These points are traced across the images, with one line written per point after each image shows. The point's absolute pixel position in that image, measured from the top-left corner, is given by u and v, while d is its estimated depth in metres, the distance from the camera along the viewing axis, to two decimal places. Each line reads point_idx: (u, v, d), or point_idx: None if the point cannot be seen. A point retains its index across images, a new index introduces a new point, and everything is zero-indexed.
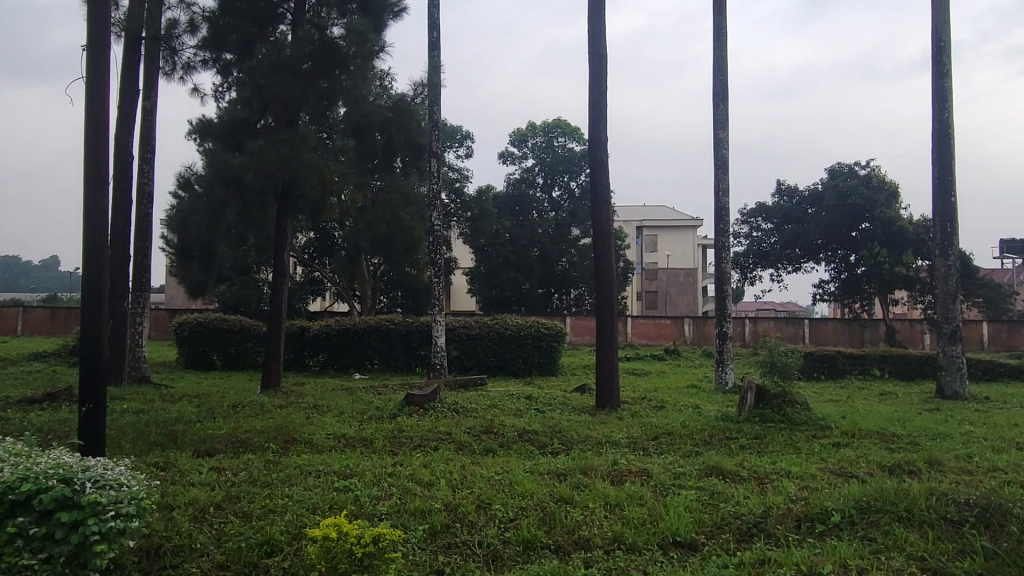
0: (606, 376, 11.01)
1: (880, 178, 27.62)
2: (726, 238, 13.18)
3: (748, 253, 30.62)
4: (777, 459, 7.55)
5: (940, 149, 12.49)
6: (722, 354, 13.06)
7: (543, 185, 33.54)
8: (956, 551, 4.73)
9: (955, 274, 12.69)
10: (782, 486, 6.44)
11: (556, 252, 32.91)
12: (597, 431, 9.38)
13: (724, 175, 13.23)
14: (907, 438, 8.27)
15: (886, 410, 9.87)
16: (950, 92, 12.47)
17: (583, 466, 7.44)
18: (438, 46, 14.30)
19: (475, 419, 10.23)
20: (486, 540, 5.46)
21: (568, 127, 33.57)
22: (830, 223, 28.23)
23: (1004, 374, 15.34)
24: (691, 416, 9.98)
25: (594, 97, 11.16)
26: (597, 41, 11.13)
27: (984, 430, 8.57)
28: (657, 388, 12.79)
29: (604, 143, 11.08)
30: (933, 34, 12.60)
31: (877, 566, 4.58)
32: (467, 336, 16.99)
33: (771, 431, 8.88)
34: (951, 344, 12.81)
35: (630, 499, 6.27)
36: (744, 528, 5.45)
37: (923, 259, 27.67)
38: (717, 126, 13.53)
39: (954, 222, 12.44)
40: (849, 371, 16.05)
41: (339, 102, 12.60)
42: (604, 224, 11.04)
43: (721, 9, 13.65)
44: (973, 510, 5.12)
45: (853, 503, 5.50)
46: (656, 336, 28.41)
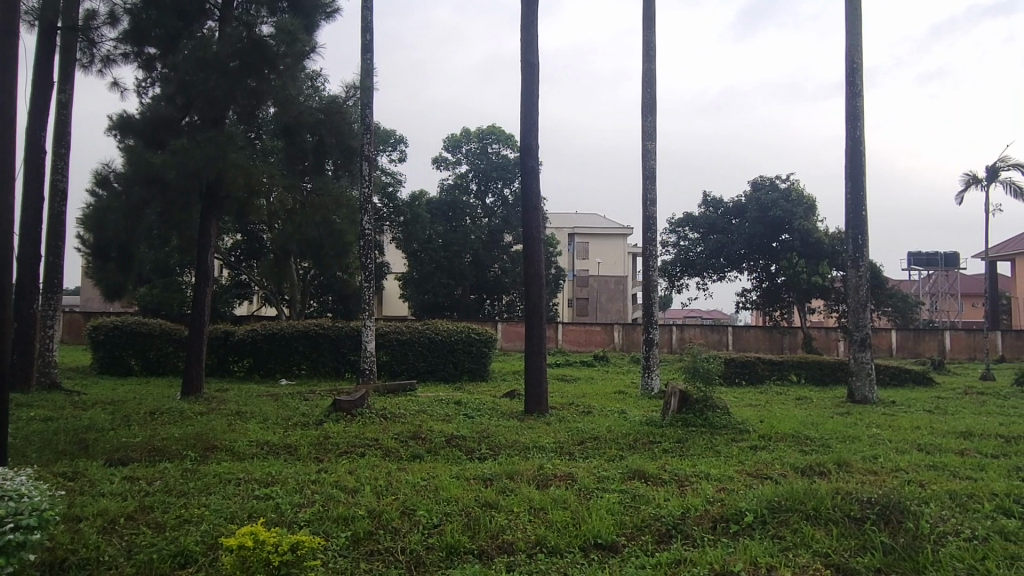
0: (534, 382, 11.10)
1: (798, 191, 28.88)
2: (653, 247, 13.49)
3: (675, 262, 31.41)
4: (697, 462, 7.79)
5: (853, 165, 13.13)
6: (649, 361, 13.35)
7: (477, 191, 33.58)
8: (858, 547, 4.95)
9: (865, 285, 13.31)
10: (701, 488, 6.65)
11: (488, 258, 33.14)
12: (525, 436, 9.45)
13: (652, 185, 13.56)
14: (820, 440, 8.66)
15: (800, 414, 10.29)
16: (862, 111, 13.13)
17: (510, 471, 7.49)
18: (371, 49, 14.18)
19: (404, 425, 10.15)
20: (409, 546, 5.42)
21: (501, 134, 33.72)
22: (752, 233, 29.28)
23: (909, 380, 16.17)
24: (617, 421, 10.18)
25: (525, 104, 11.28)
26: (529, 49, 11.25)
27: (888, 432, 9.03)
28: (585, 394, 12.97)
29: (535, 150, 11.21)
30: (847, 57, 13.25)
31: (785, 563, 4.77)
32: (398, 341, 16.87)
33: (692, 435, 9.14)
34: (861, 351, 13.42)
35: (555, 503, 6.34)
36: (663, 529, 5.60)
37: (837, 269, 29.00)
38: (645, 137, 13.84)
39: (864, 235, 13.07)
40: (768, 376, 16.67)
41: (268, 102, 12.30)
42: (534, 231, 11.16)
43: (650, 24, 14.01)
44: (875, 508, 5.35)
45: (766, 503, 5.72)
46: (587, 342, 28.82)
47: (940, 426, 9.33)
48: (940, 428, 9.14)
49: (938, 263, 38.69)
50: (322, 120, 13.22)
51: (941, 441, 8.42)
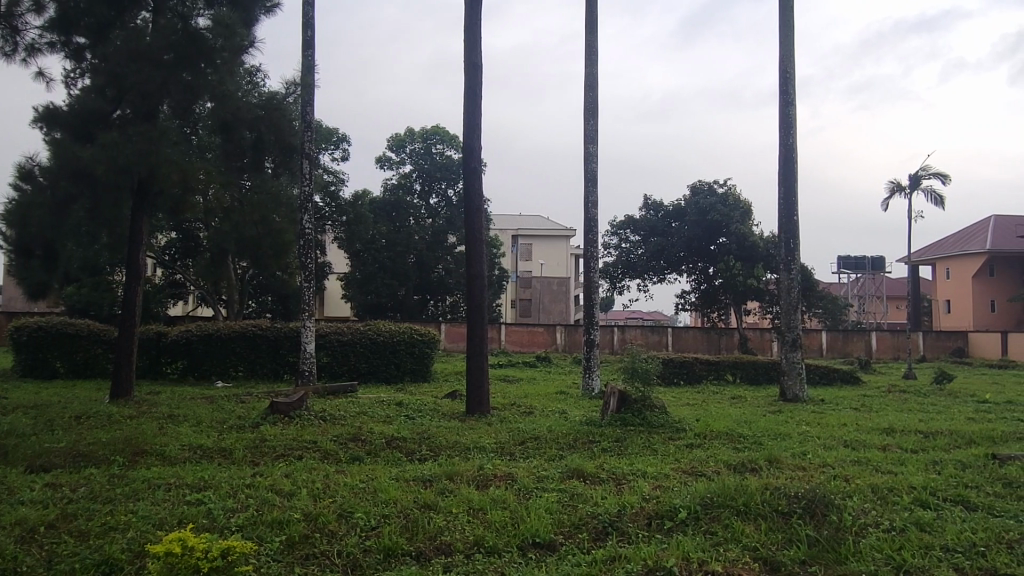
0: (476, 383, 11.10)
1: (735, 196, 29.70)
2: (594, 248, 13.64)
3: (617, 264, 31.88)
4: (635, 460, 7.92)
5: (785, 171, 13.57)
6: (589, 362, 13.50)
7: (421, 192, 33.37)
8: (784, 540, 5.12)
9: (795, 287, 13.77)
10: (637, 486, 6.76)
11: (433, 259, 32.90)
12: (465, 437, 9.43)
13: (594, 188, 13.72)
14: (751, 438, 8.92)
15: (734, 413, 10.56)
16: (794, 119, 13.59)
17: (450, 472, 7.48)
18: (312, 45, 13.95)
19: (343, 427, 10.02)
20: (345, 549, 5.34)
21: (446, 134, 33.59)
22: (691, 236, 29.95)
23: (837, 378, 16.79)
24: (558, 421, 10.26)
25: (468, 105, 11.29)
26: (473, 51, 11.26)
27: (816, 429, 9.36)
28: (527, 394, 13.03)
29: (478, 152, 11.22)
30: (781, 67, 13.70)
31: (716, 558, 4.89)
32: (339, 342, 16.63)
33: (631, 434, 9.30)
34: (792, 352, 13.87)
35: (493, 503, 6.36)
36: (600, 527, 5.68)
37: (771, 272, 29.88)
38: (587, 140, 14.02)
39: (796, 239, 13.52)
40: (704, 376, 17.07)
41: (204, 97, 12.00)
42: (476, 232, 11.16)
43: (592, 29, 14.20)
44: (801, 502, 5.54)
45: (698, 500, 5.86)
46: (529, 343, 28.98)
47: (865, 423, 9.73)
48: (864, 425, 9.52)
49: (866, 266, 40.28)
50: (261, 116, 12.94)
51: (864, 437, 8.76)
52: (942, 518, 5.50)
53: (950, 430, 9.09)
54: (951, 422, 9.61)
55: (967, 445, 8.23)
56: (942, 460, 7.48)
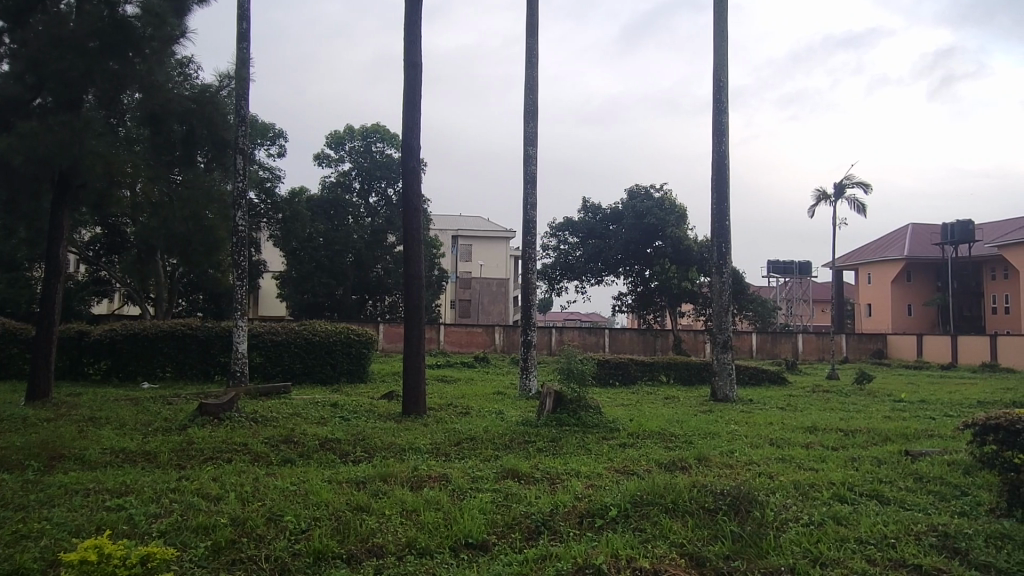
0: (413, 383, 11.03)
1: (671, 201, 30.39)
2: (533, 250, 13.73)
3: (555, 265, 32.16)
4: (570, 460, 8.01)
5: (718, 177, 13.96)
6: (526, 362, 13.57)
7: (360, 190, 32.92)
8: (710, 536, 5.26)
9: (727, 290, 14.15)
10: (570, 485, 6.84)
11: (371, 259, 32.49)
12: (401, 438, 9.36)
13: (533, 190, 13.81)
14: (682, 437, 9.12)
15: (666, 413, 10.79)
16: (727, 127, 13.97)
17: (383, 473, 7.40)
18: (247, 37, 13.62)
19: (274, 429, 9.80)
20: (273, 553, 5.22)
21: (386, 133, 33.28)
22: (628, 239, 30.47)
23: (765, 379, 17.33)
24: (495, 421, 10.28)
25: (408, 105, 11.20)
26: (412, 51, 11.19)
27: (743, 428, 9.65)
28: (464, 395, 13.01)
29: (417, 151, 11.16)
30: (714, 75, 14.07)
31: (644, 554, 4.97)
32: (273, 342, 16.27)
33: (566, 433, 9.41)
34: (723, 353, 14.24)
35: (427, 504, 6.33)
36: (533, 526, 5.72)
37: (704, 275, 30.66)
38: (527, 142, 14.10)
39: (727, 243, 13.89)
40: (639, 377, 17.38)
41: (132, 87, 11.52)
42: (414, 232, 11.10)
43: (533, 31, 14.30)
44: (727, 499, 5.68)
45: (629, 498, 5.98)
46: (468, 343, 28.95)
47: (790, 421, 10.07)
48: (790, 424, 9.86)
49: (794, 271, 41.70)
50: (192, 109, 12.54)
51: (789, 435, 9.08)
52: (857, 511, 5.76)
53: (867, 427, 9.52)
54: (869, 420, 10.06)
55: (883, 442, 8.62)
56: (859, 457, 7.82)
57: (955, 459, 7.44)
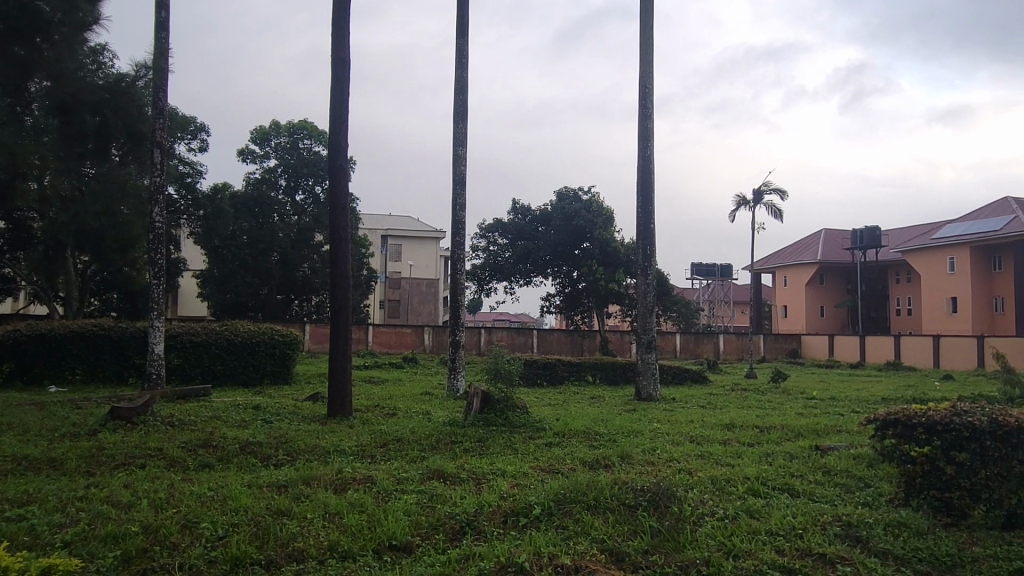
0: (338, 385, 10.85)
1: (598, 203, 30.93)
2: (461, 249, 13.72)
3: (485, 266, 32.17)
4: (496, 460, 8.05)
5: (643, 181, 14.28)
6: (454, 362, 13.56)
7: (286, 187, 32.12)
8: (630, 532, 5.38)
9: (651, 291, 14.48)
10: (496, 485, 6.88)
11: (298, 258, 31.78)
12: (326, 440, 9.22)
13: (462, 190, 13.80)
14: (607, 436, 9.29)
15: (592, 412, 10.97)
16: (652, 133, 14.31)
17: (307, 476, 7.27)
18: (166, 26, 13.12)
19: (192, 433, 9.44)
20: (189, 561, 5.06)
21: (313, 129, 32.65)
22: (557, 241, 30.81)
23: (686, 378, 17.85)
24: (422, 422, 10.22)
25: (335, 102, 11.03)
26: (340, 47, 11.02)
27: (665, 426, 9.91)
28: (391, 396, 12.90)
29: (345, 150, 11.01)
30: (640, 82, 14.39)
31: (566, 551, 5.04)
32: (192, 343, 15.72)
33: (493, 433, 9.45)
34: (647, 352, 14.56)
35: (351, 507, 6.25)
36: (457, 527, 5.73)
37: (630, 277, 31.31)
38: (457, 143, 14.08)
39: (652, 245, 14.21)
40: (566, 376, 17.61)
41: (38, 76, 10.48)
42: (341, 232, 10.93)
43: (464, 32, 14.31)
44: (647, 495, 5.84)
45: (553, 496, 6.06)
46: (397, 344, 28.70)
47: (710, 419, 10.41)
48: (710, 421, 10.18)
49: (716, 274, 43.05)
50: (106, 99, 11.92)
51: (708, 432, 9.39)
52: (769, 505, 6.00)
53: (781, 424, 9.93)
54: (783, 417, 10.49)
55: (796, 438, 9.01)
56: (774, 452, 8.16)
57: (859, 453, 7.87)
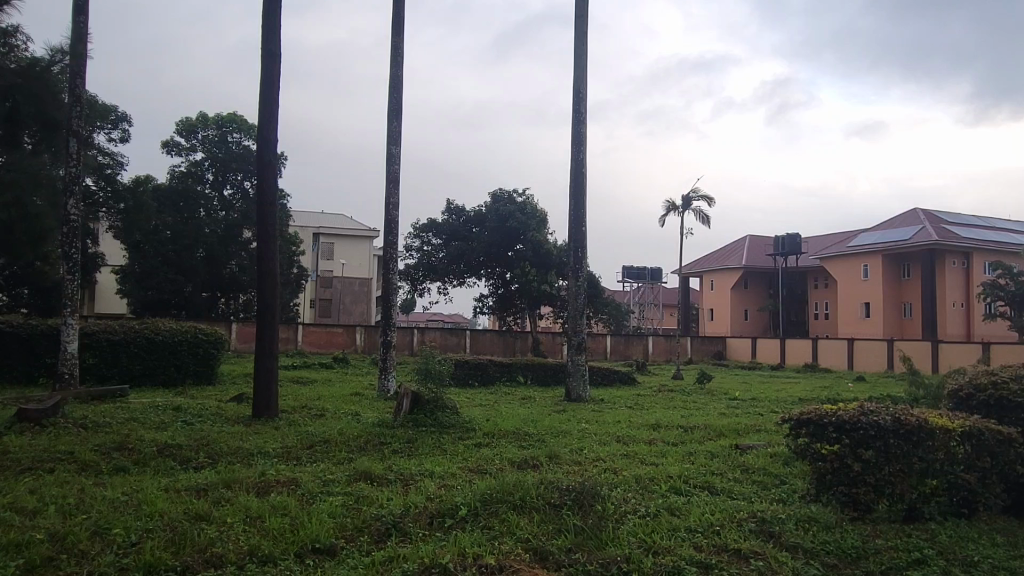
0: (264, 385, 10.58)
1: (532, 205, 31.16)
2: (394, 250, 13.60)
3: (418, 266, 31.94)
4: (424, 461, 8.01)
5: (575, 184, 14.47)
6: (385, 362, 13.43)
7: (213, 182, 31.10)
8: (553, 531, 5.44)
9: (582, 293, 14.66)
10: (424, 486, 6.86)
11: (224, 254, 30.84)
12: (250, 442, 8.99)
13: (396, 189, 13.69)
14: (536, 436, 9.39)
15: (522, 413, 11.06)
16: (585, 137, 14.52)
17: (228, 479, 7.07)
18: (84, 11, 12.55)
19: (107, 435, 9.05)
20: (98, 569, 4.85)
21: (243, 123, 31.80)
22: (490, 242, 30.89)
23: (616, 379, 18.16)
24: (350, 423, 10.09)
25: (266, 96, 10.77)
26: (271, 40, 10.77)
27: (592, 426, 10.08)
28: (320, 396, 12.68)
29: (274, 145, 10.76)
30: (574, 86, 14.57)
31: (490, 551, 5.05)
32: (109, 343, 15.03)
33: (422, 434, 9.40)
34: (577, 354, 14.73)
35: (273, 510, 6.12)
36: (382, 529, 5.67)
37: (562, 279, 31.70)
38: (391, 141, 13.95)
39: (583, 248, 14.39)
40: (497, 377, 17.68)
41: None
42: (269, 229, 10.68)
43: (399, 30, 14.20)
44: (571, 495, 5.92)
45: (479, 497, 6.08)
46: (327, 343, 28.21)
47: (637, 419, 10.65)
48: (637, 422, 10.40)
49: (646, 277, 44.02)
50: (17, 84, 11.25)
51: (635, 432, 9.59)
52: (689, 502, 6.18)
53: (704, 424, 10.23)
54: (706, 417, 10.82)
55: (717, 437, 9.30)
56: (696, 451, 8.41)
57: (776, 451, 8.19)
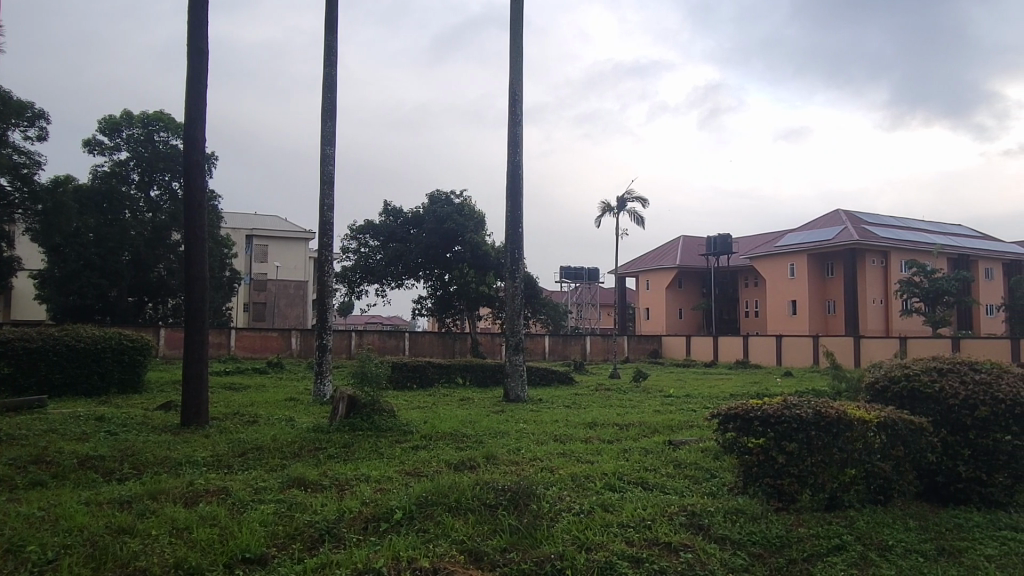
0: (193, 392, 10.27)
1: (470, 207, 31.17)
2: (329, 251, 13.38)
3: (355, 268, 31.52)
4: (360, 465, 7.91)
5: (512, 186, 14.54)
6: (321, 367, 13.22)
7: (139, 182, 29.98)
8: (489, 531, 5.45)
9: (519, 294, 14.74)
10: (359, 491, 6.77)
11: (152, 258, 29.77)
12: (178, 451, 8.72)
13: (330, 191, 13.47)
14: (474, 437, 9.39)
15: (460, 414, 11.04)
16: (521, 139, 14.60)
17: (154, 490, 6.82)
18: None
19: (23, 448, 8.61)
20: None
21: (170, 121, 30.79)
22: (429, 243, 30.76)
23: (554, 379, 18.32)
24: (284, 429, 9.89)
25: (193, 95, 10.46)
26: (198, 36, 10.47)
27: (530, 426, 10.14)
28: (253, 402, 12.38)
29: (201, 145, 10.45)
30: (510, 88, 14.65)
31: (425, 554, 5.03)
32: (26, 350, 14.27)
33: (359, 439, 9.27)
34: (515, 355, 14.79)
35: (201, 520, 5.94)
36: (315, 536, 5.58)
37: (500, 280, 31.82)
38: (325, 142, 13.73)
39: (521, 249, 14.47)
40: (436, 379, 17.60)
41: None
42: (197, 232, 10.36)
43: (332, 29, 13.99)
44: (506, 495, 5.95)
45: (414, 500, 6.04)
46: (262, 348, 27.58)
47: (574, 418, 10.77)
48: (574, 421, 10.52)
49: (583, 277, 44.58)
50: None
51: (571, 431, 9.70)
52: (623, 498, 6.28)
53: (639, 421, 10.41)
54: (640, 414, 11.02)
55: (652, 434, 9.49)
56: (630, 448, 8.56)
57: (707, 446, 8.41)
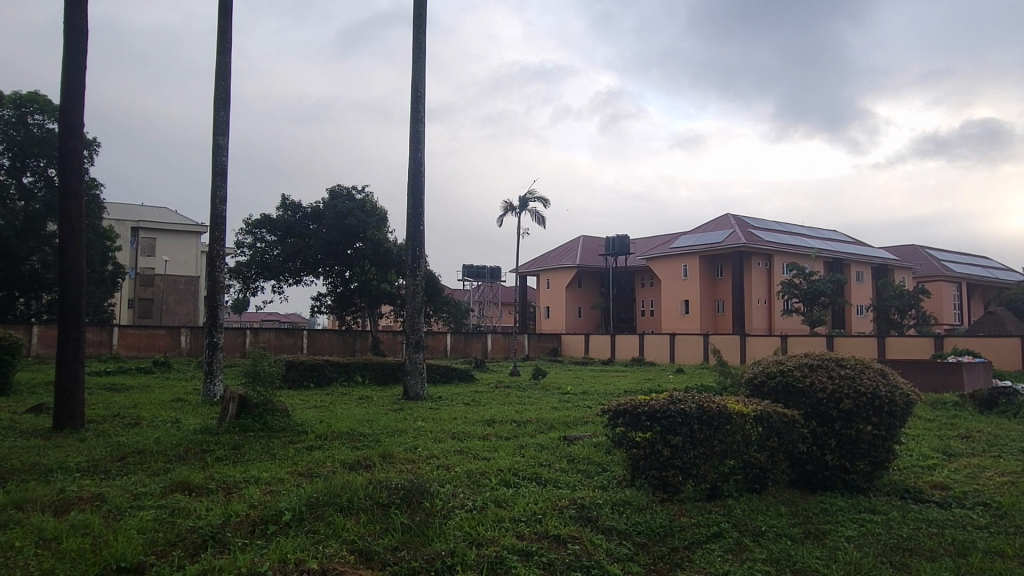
0: (68, 394, 9.65)
1: (372, 203, 30.73)
2: (220, 246, 12.82)
3: (251, 263, 30.35)
4: (250, 467, 7.66)
5: (414, 183, 14.43)
6: (211, 365, 12.69)
7: (10, 168, 27.77)
8: (380, 530, 5.42)
9: (419, 292, 14.67)
10: (247, 493, 6.55)
11: (24, 249, 27.60)
12: (48, 457, 8.15)
13: (222, 183, 12.95)
14: (369, 436, 9.28)
15: (357, 413, 10.86)
16: (422, 136, 14.52)
17: (19, 499, 6.35)
18: None
19: None
20: None
21: (46, 103, 28.71)
22: (329, 239, 30.06)
23: (453, 376, 18.36)
24: (167, 432, 9.41)
25: (69, 77, 9.78)
26: (76, 15, 9.82)
27: (427, 424, 10.11)
28: (135, 403, 11.75)
29: (78, 130, 9.79)
30: (413, 85, 14.54)
31: (314, 556, 4.93)
32: None
33: (249, 440, 8.96)
34: (415, 353, 14.67)
35: (72, 529, 5.59)
36: (197, 541, 5.36)
37: (401, 278, 31.56)
38: (217, 132, 13.17)
39: (421, 246, 14.38)
40: (334, 378, 17.23)
41: None
42: (73, 222, 9.69)
43: (226, 14, 13.45)
44: (398, 493, 5.90)
45: (304, 500, 5.91)
46: (147, 347, 26.17)
47: (471, 415, 10.85)
48: (471, 418, 10.59)
49: (486, 275, 44.73)
50: None
51: (469, 428, 9.74)
52: (515, 493, 6.37)
53: (535, 418, 10.57)
54: (537, 411, 11.19)
55: (547, 430, 9.66)
56: (526, 444, 8.69)
57: (599, 441, 8.67)
